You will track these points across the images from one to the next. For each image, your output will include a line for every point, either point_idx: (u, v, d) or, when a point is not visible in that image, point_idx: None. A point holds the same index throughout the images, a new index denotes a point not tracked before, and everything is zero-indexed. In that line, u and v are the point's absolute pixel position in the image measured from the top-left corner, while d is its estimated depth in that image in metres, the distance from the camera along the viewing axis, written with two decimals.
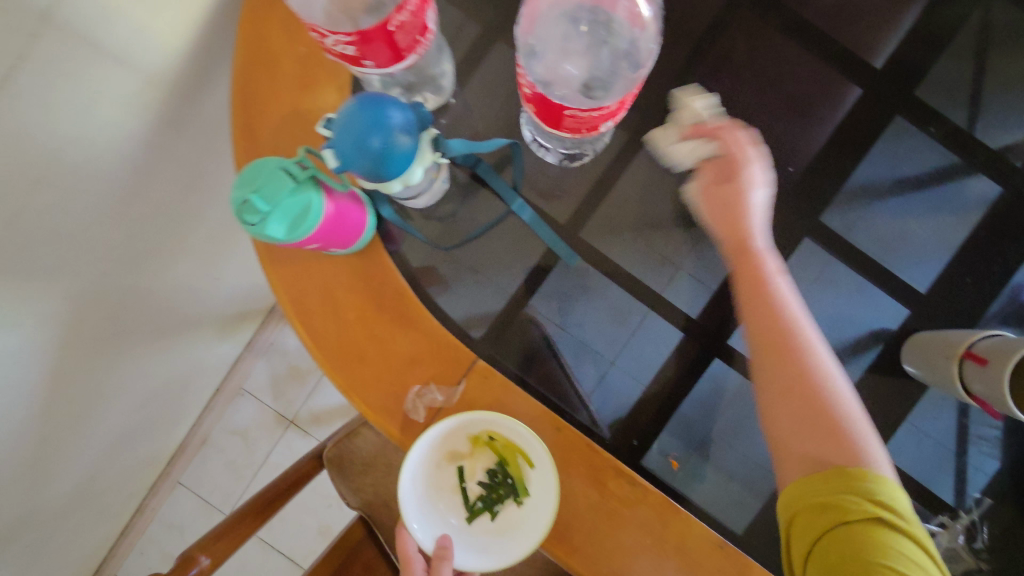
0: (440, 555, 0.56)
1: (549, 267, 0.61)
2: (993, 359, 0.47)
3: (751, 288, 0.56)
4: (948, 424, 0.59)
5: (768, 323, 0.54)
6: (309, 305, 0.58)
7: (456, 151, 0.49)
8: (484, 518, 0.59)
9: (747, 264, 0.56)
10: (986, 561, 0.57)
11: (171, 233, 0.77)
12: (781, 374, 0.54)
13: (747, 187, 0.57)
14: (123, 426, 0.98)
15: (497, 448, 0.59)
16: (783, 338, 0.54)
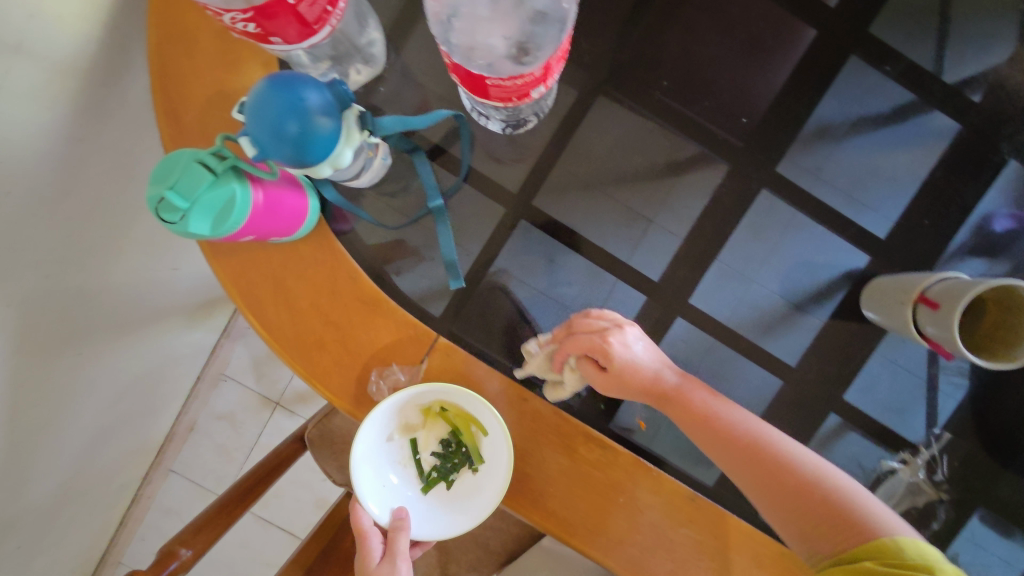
0: (396, 526, 0.58)
1: (504, 237, 0.59)
2: (944, 303, 0.46)
3: (703, 427, 0.55)
4: (909, 365, 0.60)
5: (737, 454, 0.54)
6: (260, 292, 0.56)
7: (388, 127, 0.49)
8: (439, 487, 0.61)
9: (681, 409, 0.56)
10: (947, 492, 0.58)
11: (116, 224, 0.74)
12: (772, 491, 0.53)
13: (631, 350, 0.55)
14: (100, 416, 0.97)
15: (450, 419, 0.61)
16: (751, 459, 0.54)
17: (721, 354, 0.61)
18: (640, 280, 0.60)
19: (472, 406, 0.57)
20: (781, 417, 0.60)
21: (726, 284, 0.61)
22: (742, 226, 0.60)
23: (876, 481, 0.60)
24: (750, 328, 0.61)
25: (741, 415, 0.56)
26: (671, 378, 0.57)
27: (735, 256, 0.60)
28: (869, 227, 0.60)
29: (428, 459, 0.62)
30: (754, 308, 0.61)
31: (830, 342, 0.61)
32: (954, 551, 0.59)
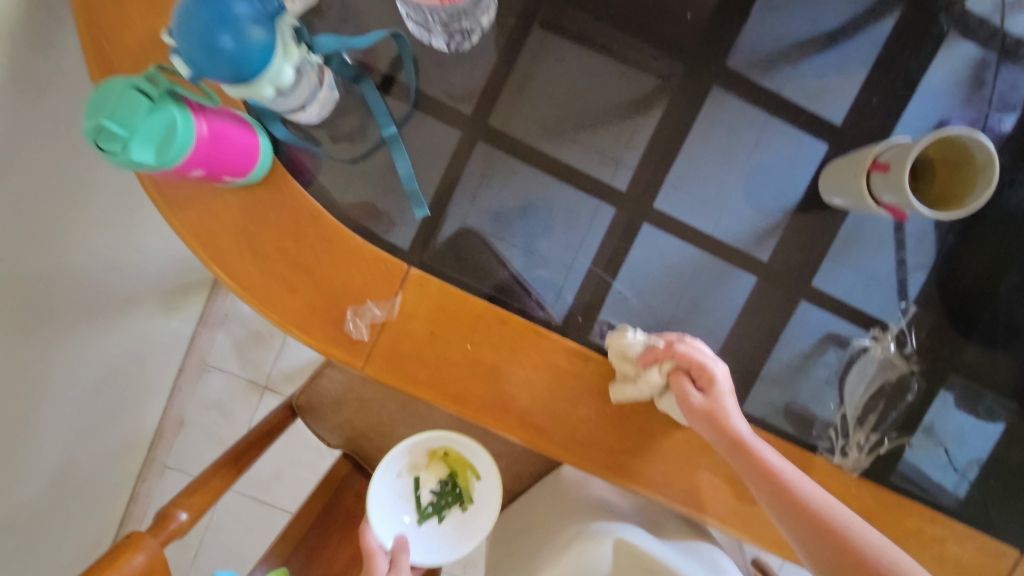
0: (400, 546, 0.65)
1: (464, 160, 0.59)
2: (894, 163, 0.48)
3: (772, 486, 0.53)
4: (871, 244, 0.62)
5: (801, 514, 0.52)
6: (222, 243, 0.55)
7: (323, 48, 0.52)
8: (431, 520, 0.71)
9: (751, 465, 0.53)
10: (917, 362, 0.62)
11: (65, 200, 0.73)
12: (827, 556, 0.51)
13: (721, 395, 0.55)
14: (80, 406, 0.96)
15: (449, 462, 0.72)
16: (816, 524, 0.52)
17: (692, 254, 0.62)
18: (603, 189, 0.61)
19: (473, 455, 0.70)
20: (755, 308, 0.62)
21: (689, 184, 0.61)
22: (699, 124, 0.61)
23: (851, 361, 0.62)
24: (717, 225, 0.61)
25: (808, 484, 0.54)
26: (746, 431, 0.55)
27: (695, 156, 0.61)
28: (823, 114, 0.61)
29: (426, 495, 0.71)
30: (718, 206, 0.61)
31: (795, 231, 0.62)
32: (930, 420, 0.63)
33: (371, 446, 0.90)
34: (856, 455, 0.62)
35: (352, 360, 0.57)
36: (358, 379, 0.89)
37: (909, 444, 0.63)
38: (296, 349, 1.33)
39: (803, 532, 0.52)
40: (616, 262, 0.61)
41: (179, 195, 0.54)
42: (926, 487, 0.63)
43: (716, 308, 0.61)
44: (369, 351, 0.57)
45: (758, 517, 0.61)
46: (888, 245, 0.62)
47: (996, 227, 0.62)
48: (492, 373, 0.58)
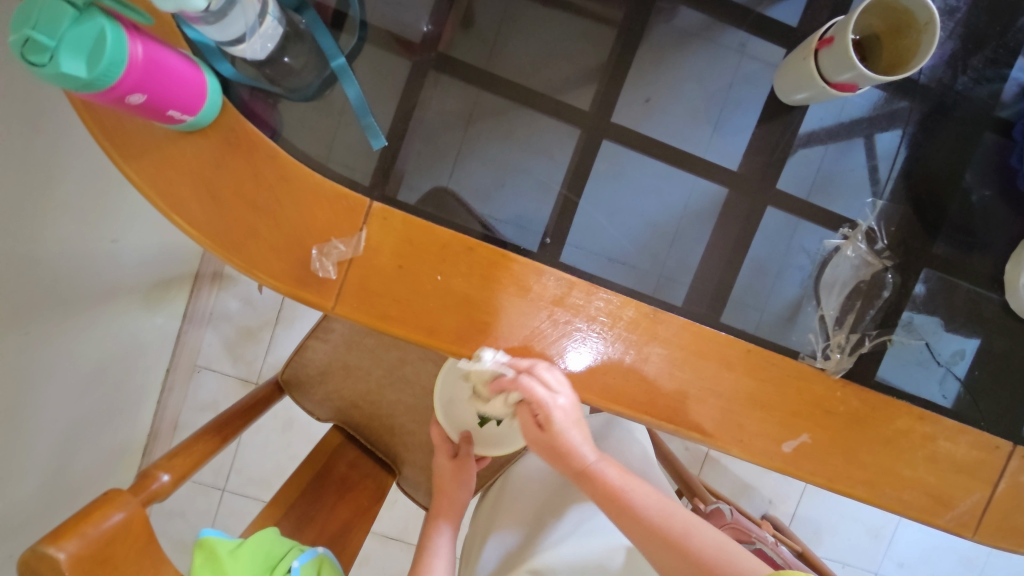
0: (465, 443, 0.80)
1: (419, 88, 0.59)
2: (838, 34, 0.49)
3: (612, 507, 0.59)
4: (843, 152, 0.62)
5: (641, 528, 0.58)
6: (179, 190, 0.54)
7: None
8: (491, 423, 0.81)
9: (592, 487, 0.60)
10: (890, 258, 0.61)
11: (35, 184, 0.72)
12: (662, 558, 0.57)
13: (558, 433, 0.60)
14: (67, 405, 0.95)
15: None
16: (655, 534, 0.57)
17: (657, 167, 0.62)
18: (560, 108, 0.60)
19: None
20: (724, 216, 0.62)
21: (645, 96, 0.61)
22: (647, 38, 0.61)
23: (824, 263, 0.62)
24: (678, 137, 0.62)
25: (652, 497, 0.60)
26: (589, 456, 0.61)
27: (649, 68, 0.61)
28: (773, 17, 0.62)
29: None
30: (672, 115, 0.62)
31: (757, 137, 0.62)
32: (909, 316, 0.63)
33: (361, 414, 0.89)
34: (837, 357, 0.62)
35: (322, 299, 0.56)
36: (344, 347, 0.88)
37: (890, 340, 0.63)
38: (284, 340, 1.32)
39: (647, 543, 0.58)
40: (580, 180, 0.61)
41: (134, 145, 0.54)
42: (913, 387, 0.63)
43: (681, 218, 0.61)
44: (339, 290, 0.57)
45: (745, 429, 0.61)
46: (850, 145, 0.62)
47: (957, 116, 0.62)
48: (465, 303, 0.58)
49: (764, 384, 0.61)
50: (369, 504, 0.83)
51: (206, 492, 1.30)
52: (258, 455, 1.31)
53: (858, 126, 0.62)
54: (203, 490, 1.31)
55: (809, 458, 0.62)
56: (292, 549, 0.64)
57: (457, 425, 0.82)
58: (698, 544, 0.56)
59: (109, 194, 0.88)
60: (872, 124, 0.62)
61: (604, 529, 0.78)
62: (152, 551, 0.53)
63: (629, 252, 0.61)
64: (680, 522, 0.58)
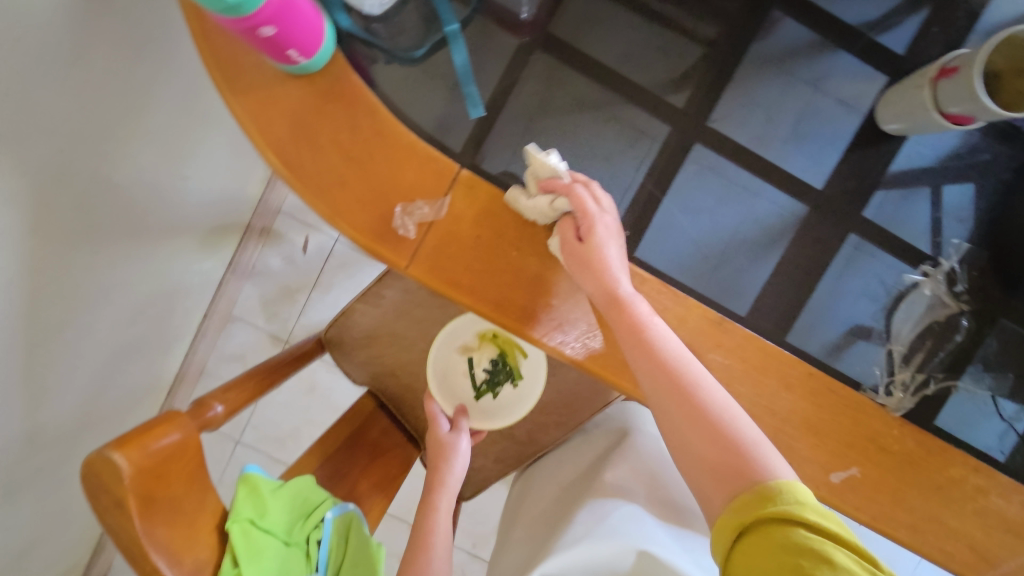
0: (459, 414, 0.80)
1: (524, 64, 0.59)
2: (963, 65, 0.50)
3: (634, 337, 0.54)
4: (904, 200, 0.61)
5: (665, 374, 0.54)
6: (277, 129, 0.56)
7: None
8: (486, 396, 0.83)
9: (624, 318, 0.54)
10: (967, 301, 0.60)
11: (126, 111, 0.74)
12: (672, 414, 0.55)
13: (598, 248, 0.55)
14: (112, 333, 0.97)
15: (498, 343, 0.83)
16: (668, 377, 0.54)
17: (744, 176, 0.61)
18: (658, 104, 0.60)
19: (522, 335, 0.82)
20: (804, 235, 0.61)
21: (743, 104, 0.61)
22: (755, 48, 0.61)
23: (899, 297, 0.61)
24: (771, 149, 0.61)
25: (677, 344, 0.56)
26: (626, 287, 0.55)
27: (752, 77, 0.61)
28: (884, 43, 0.61)
29: (481, 375, 0.83)
30: (768, 126, 0.61)
31: (850, 161, 0.61)
32: (978, 365, 0.61)
33: (398, 384, 0.89)
34: (900, 396, 0.61)
35: (397, 256, 0.57)
36: (391, 315, 0.88)
37: (956, 386, 0.61)
38: (322, 304, 1.34)
39: (651, 371, 0.55)
40: (667, 178, 0.61)
41: (242, 80, 0.55)
42: (972, 438, 0.62)
43: (761, 230, 0.61)
44: (415, 251, 0.57)
45: (793, 452, 0.60)
46: (915, 194, 0.61)
47: None
48: (535, 282, 0.58)
49: (820, 410, 0.60)
50: (395, 475, 0.85)
51: (222, 442, 1.32)
52: (277, 413, 1.33)
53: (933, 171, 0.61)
54: (220, 439, 1.32)
55: (856, 492, 0.61)
56: (326, 501, 0.67)
57: (450, 399, 0.83)
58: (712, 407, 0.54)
59: (188, 136, 0.90)
60: (955, 172, 0.61)
61: (620, 533, 0.67)
62: (200, 476, 0.54)
63: (705, 258, 0.61)
64: (697, 375, 0.55)
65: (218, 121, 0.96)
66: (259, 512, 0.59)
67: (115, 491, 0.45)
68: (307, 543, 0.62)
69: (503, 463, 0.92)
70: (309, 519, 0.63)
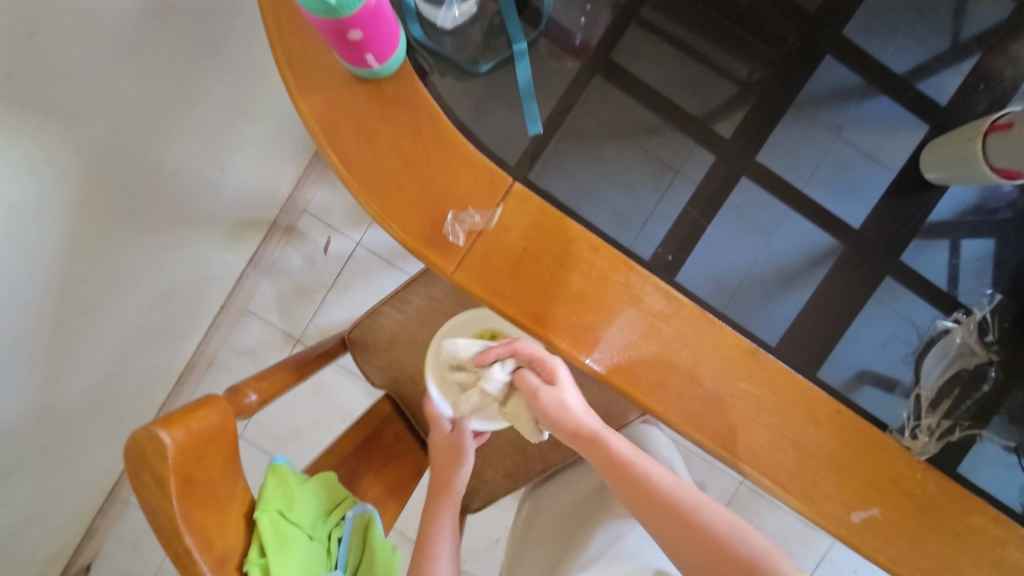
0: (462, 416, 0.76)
1: (583, 86, 0.61)
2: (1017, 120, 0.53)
3: (624, 475, 0.58)
4: (924, 248, 0.62)
5: (652, 500, 0.56)
6: (341, 130, 0.57)
7: None
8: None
9: (603, 454, 0.59)
10: (997, 352, 0.62)
11: (179, 102, 0.75)
12: (668, 531, 0.55)
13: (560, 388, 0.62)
14: (133, 319, 0.98)
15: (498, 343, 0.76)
16: (663, 505, 0.56)
17: (783, 212, 0.63)
18: (706, 136, 0.62)
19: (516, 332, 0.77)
20: (838, 274, 0.62)
21: (789, 144, 0.63)
22: (805, 89, 0.62)
23: (930, 343, 0.62)
24: (811, 188, 0.63)
25: (659, 470, 0.59)
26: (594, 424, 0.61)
27: (801, 116, 0.62)
28: (931, 96, 0.62)
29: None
30: (812, 166, 0.63)
31: (889, 206, 0.62)
32: (1004, 415, 0.62)
33: (416, 390, 0.90)
34: (925, 440, 0.61)
35: (444, 262, 0.58)
36: (415, 320, 0.89)
37: (980, 434, 0.62)
38: (338, 306, 1.34)
39: (646, 508, 0.56)
40: (711, 207, 0.62)
41: (312, 79, 0.57)
42: (993, 488, 0.62)
43: (797, 264, 0.62)
44: (462, 258, 0.58)
45: (816, 487, 0.60)
46: (928, 245, 0.62)
47: None
48: (577, 298, 0.59)
49: (845, 447, 0.61)
50: (407, 479, 0.85)
51: None
52: (282, 410, 1.32)
53: (974, 213, 0.62)
54: None
55: (875, 532, 0.61)
56: (346, 500, 0.68)
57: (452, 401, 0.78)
58: (704, 517, 0.55)
59: (230, 131, 0.91)
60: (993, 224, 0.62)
61: (635, 554, 0.69)
62: (232, 463, 0.54)
63: (741, 287, 0.62)
64: (690, 499, 0.57)
65: (259, 119, 0.97)
66: (287, 503, 0.60)
67: (157, 468, 0.45)
68: (329, 539, 0.63)
69: (512, 477, 0.91)
70: (330, 516, 0.64)
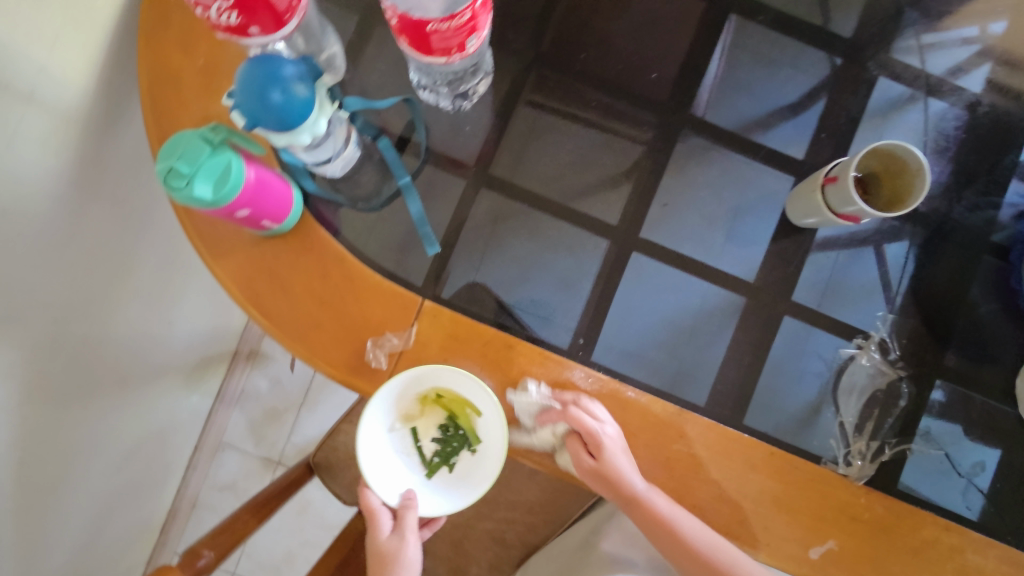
0: (406, 505, 0.65)
1: (472, 201, 0.67)
2: (840, 174, 0.59)
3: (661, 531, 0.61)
4: (814, 283, 0.67)
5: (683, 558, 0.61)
6: (254, 283, 0.62)
7: (351, 106, 0.63)
8: (441, 471, 0.67)
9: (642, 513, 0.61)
10: (903, 368, 0.65)
11: (113, 276, 0.80)
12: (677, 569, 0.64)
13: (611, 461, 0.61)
14: (104, 483, 0.98)
15: (444, 405, 0.67)
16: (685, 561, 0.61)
17: (678, 277, 0.68)
18: (592, 223, 0.68)
19: (465, 388, 0.62)
20: (741, 325, 0.67)
21: (667, 216, 0.68)
22: (673, 166, 0.68)
23: (841, 370, 0.66)
24: (697, 249, 0.68)
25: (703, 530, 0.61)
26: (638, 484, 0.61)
27: (674, 190, 0.68)
28: (784, 150, 0.69)
29: (430, 446, 0.68)
30: (695, 231, 0.68)
31: (772, 252, 0.68)
32: (926, 426, 0.65)
33: None
34: (860, 464, 0.64)
35: (372, 387, 0.61)
36: None
37: (909, 449, 0.65)
38: (310, 421, 1.35)
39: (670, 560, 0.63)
40: (610, 286, 0.67)
41: (220, 245, 0.61)
42: (936, 499, 0.64)
43: (702, 322, 0.67)
44: (388, 379, 0.62)
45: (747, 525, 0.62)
46: (860, 254, 0.68)
47: (955, 240, 0.67)
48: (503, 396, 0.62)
49: (787, 485, 0.62)
50: None
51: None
52: (270, 538, 1.30)
53: (863, 241, 0.68)
54: None
55: (836, 564, 0.62)
56: None
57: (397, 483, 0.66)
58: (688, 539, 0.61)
59: (172, 286, 0.95)
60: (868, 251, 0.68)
61: None
62: None
63: (655, 354, 0.66)
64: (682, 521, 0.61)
65: (199, 266, 1.02)
66: None
67: None
68: None
69: (498, 568, 0.91)
70: None
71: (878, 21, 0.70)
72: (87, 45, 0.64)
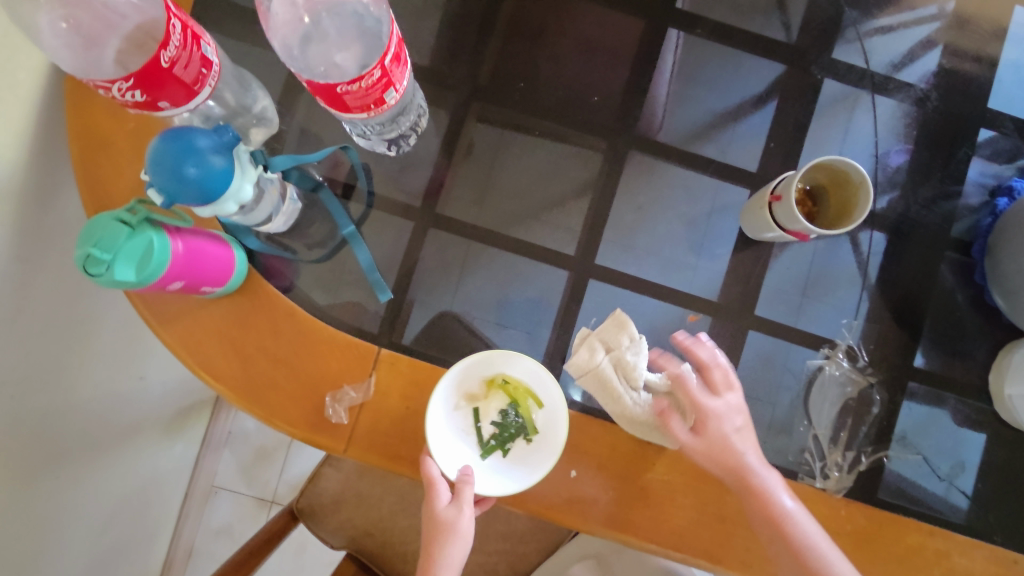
0: (463, 479, 0.57)
1: (422, 242, 0.65)
2: (783, 191, 0.58)
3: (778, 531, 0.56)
4: (775, 295, 0.66)
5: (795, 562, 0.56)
6: (204, 348, 0.60)
7: (278, 165, 0.61)
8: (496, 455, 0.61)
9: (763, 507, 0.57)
10: (873, 374, 0.65)
11: (72, 343, 0.78)
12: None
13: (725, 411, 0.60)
14: (90, 547, 0.97)
15: (512, 390, 0.62)
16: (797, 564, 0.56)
17: (639, 301, 0.66)
18: (547, 253, 0.67)
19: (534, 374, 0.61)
20: None
21: (623, 239, 0.67)
22: (623, 188, 0.67)
23: (810, 382, 0.65)
24: (655, 271, 0.67)
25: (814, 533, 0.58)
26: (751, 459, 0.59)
27: (626, 212, 0.67)
28: (734, 163, 0.68)
29: (488, 429, 0.62)
30: (651, 253, 0.67)
31: (730, 267, 0.67)
32: (901, 431, 0.64)
33: (375, 539, 0.90)
34: (837, 476, 0.62)
35: (334, 444, 0.59)
36: (357, 474, 0.90)
37: (887, 457, 0.64)
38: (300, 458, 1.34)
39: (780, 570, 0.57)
40: (570, 317, 0.66)
41: (167, 313, 0.60)
42: (918, 503, 0.63)
43: (665, 345, 0.66)
44: (349, 435, 0.60)
45: (735, 546, 0.59)
46: (836, 245, 0.67)
47: (917, 239, 0.66)
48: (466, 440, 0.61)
49: None
50: None
51: None
52: None
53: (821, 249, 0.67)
54: None
55: None
56: None
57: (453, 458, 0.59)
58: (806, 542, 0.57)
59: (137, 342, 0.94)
60: (828, 257, 0.66)
61: None
62: None
63: None
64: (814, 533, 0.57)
65: None
66: None
67: None
68: None
69: None
70: None
71: (818, 24, 0.69)
72: (14, 121, 0.62)
